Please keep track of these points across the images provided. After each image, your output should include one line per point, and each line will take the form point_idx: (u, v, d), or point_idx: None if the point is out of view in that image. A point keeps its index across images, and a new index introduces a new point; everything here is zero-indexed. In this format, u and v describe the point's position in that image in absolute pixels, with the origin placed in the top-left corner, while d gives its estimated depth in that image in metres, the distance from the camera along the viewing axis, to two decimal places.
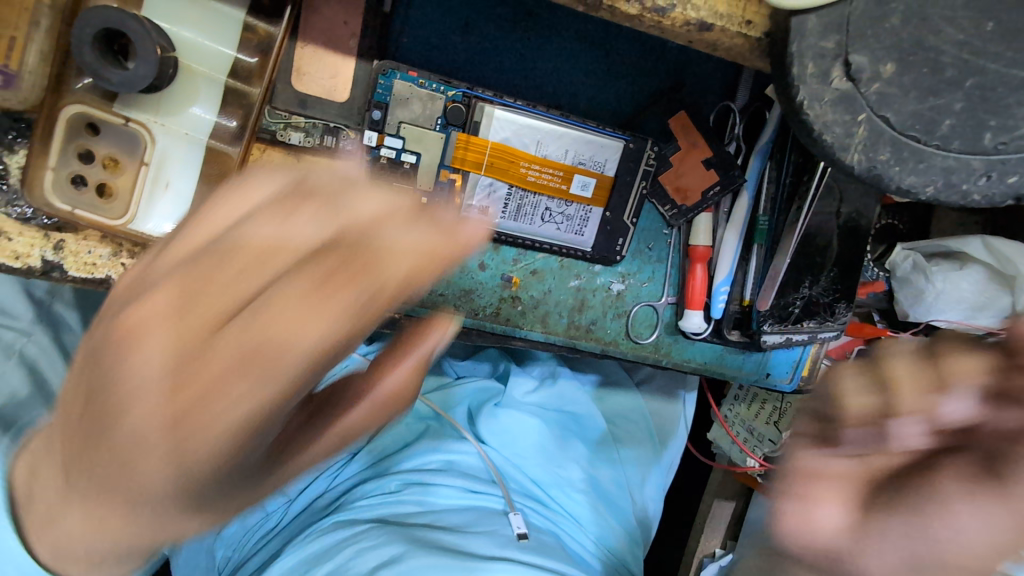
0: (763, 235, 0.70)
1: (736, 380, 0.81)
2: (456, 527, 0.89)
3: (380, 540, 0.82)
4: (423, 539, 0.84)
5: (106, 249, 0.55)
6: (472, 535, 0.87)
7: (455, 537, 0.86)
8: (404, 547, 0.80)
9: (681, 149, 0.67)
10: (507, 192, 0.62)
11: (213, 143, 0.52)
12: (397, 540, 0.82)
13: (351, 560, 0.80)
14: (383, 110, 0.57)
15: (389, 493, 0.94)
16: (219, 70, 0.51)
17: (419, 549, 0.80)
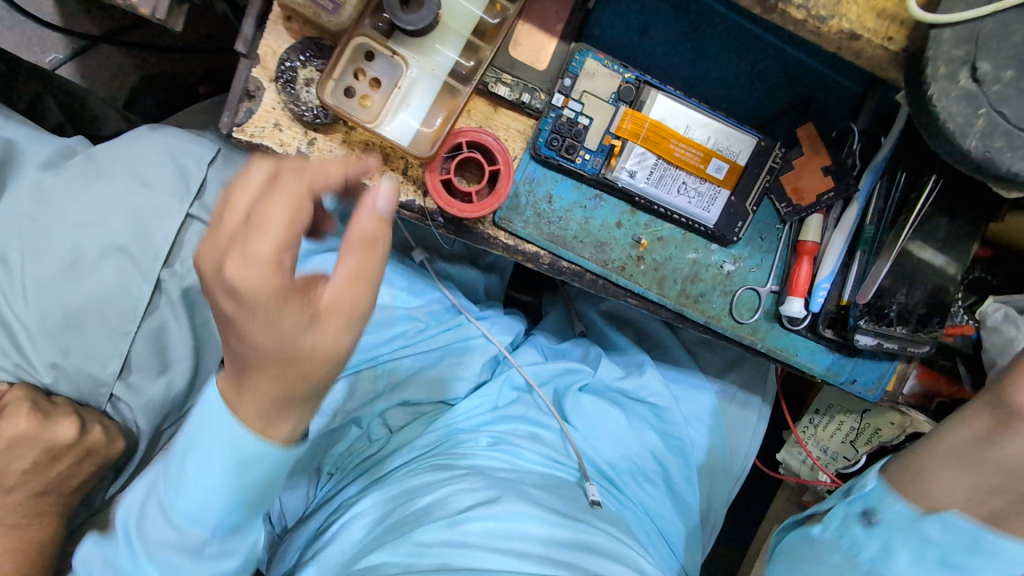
0: (867, 242, 0.78)
1: (823, 380, 0.87)
2: (541, 485, 0.92)
3: (474, 482, 0.86)
4: (514, 486, 0.87)
5: (343, 150, 0.72)
6: (555, 496, 0.90)
7: (542, 493, 0.89)
8: (497, 492, 0.84)
9: (804, 155, 0.78)
10: (653, 162, 0.75)
11: (447, 80, 0.70)
12: (491, 485, 0.86)
13: (446, 494, 0.84)
14: (572, 79, 0.73)
15: (479, 445, 0.98)
16: (464, 28, 0.70)
17: (512, 495, 0.83)
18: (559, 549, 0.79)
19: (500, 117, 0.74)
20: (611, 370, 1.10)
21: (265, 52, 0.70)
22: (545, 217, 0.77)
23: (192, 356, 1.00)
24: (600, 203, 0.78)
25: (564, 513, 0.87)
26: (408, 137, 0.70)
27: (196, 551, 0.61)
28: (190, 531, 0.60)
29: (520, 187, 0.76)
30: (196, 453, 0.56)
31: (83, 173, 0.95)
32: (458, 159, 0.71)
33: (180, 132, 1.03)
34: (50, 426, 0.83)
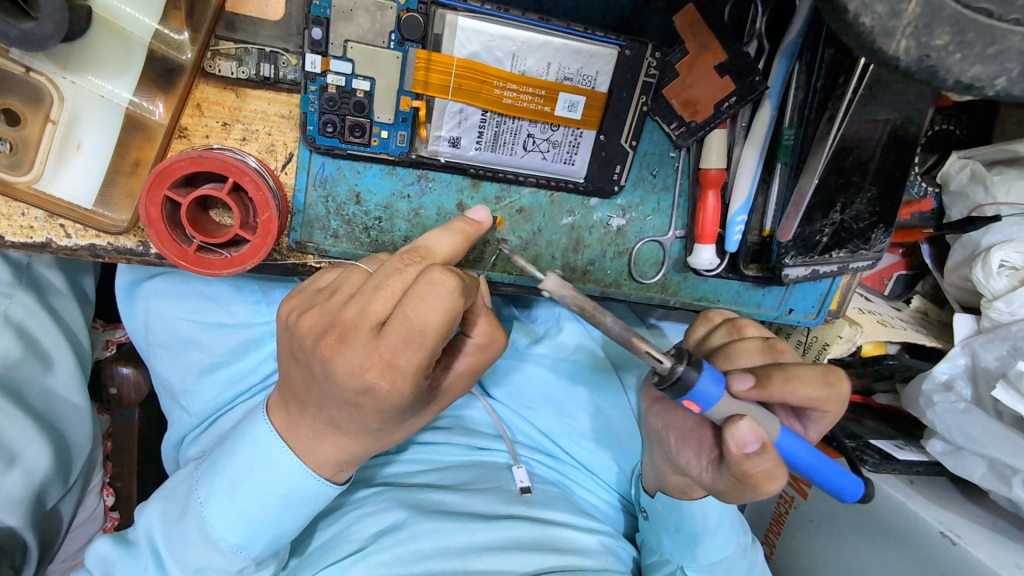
0: (788, 152, 0.60)
1: (756, 318, 0.73)
2: (449, 481, 0.86)
3: (381, 506, 0.79)
4: (423, 501, 0.81)
5: (41, 209, 0.50)
6: (484, 496, 0.84)
7: (457, 497, 0.83)
8: (407, 514, 0.78)
9: (690, 53, 0.56)
10: (480, 119, 0.53)
11: (133, 108, 0.48)
12: (397, 506, 0.79)
13: (353, 525, 0.78)
14: (324, 27, 0.48)
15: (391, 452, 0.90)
16: (142, 33, 0.45)
17: (423, 515, 0.78)
18: (474, 556, 0.75)
19: (248, 105, 0.51)
20: (579, 335, 0.97)
21: None
22: (359, 223, 0.57)
23: (40, 434, 0.82)
24: (428, 184, 0.57)
25: (483, 513, 0.82)
26: (91, 195, 0.49)
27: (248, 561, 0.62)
28: (235, 555, 0.61)
29: (311, 194, 0.55)
30: (262, 478, 0.58)
31: None
32: (189, 211, 0.49)
33: None
34: None
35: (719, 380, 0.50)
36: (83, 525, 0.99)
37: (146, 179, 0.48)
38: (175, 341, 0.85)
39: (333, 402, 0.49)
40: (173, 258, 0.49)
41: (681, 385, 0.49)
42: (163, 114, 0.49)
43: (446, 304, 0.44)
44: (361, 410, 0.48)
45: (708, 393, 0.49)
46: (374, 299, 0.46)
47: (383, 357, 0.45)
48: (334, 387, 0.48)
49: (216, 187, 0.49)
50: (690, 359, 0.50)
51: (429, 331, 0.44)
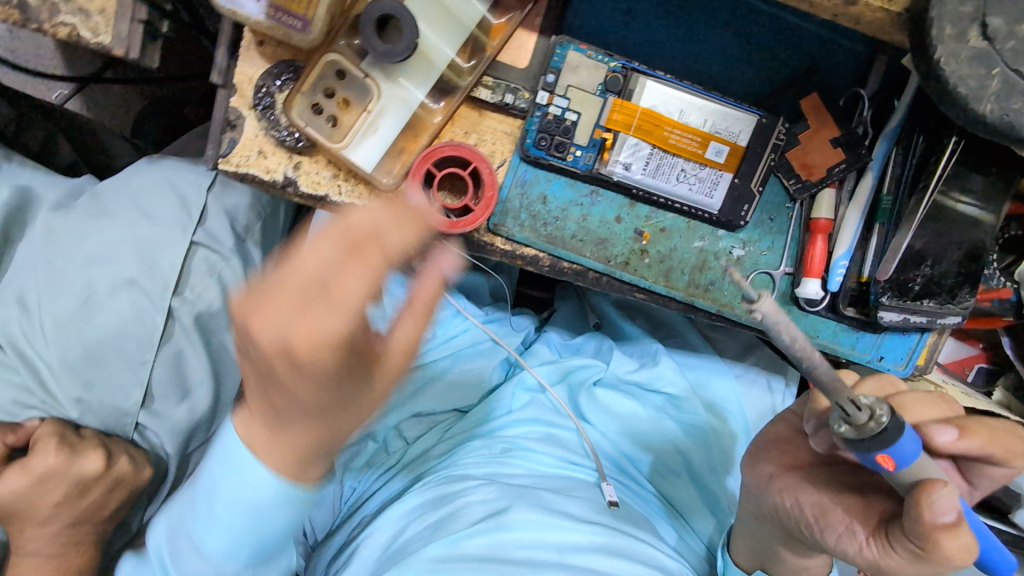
0: (886, 214, 0.75)
1: (848, 360, 0.83)
2: (542, 483, 0.93)
3: (490, 493, 0.87)
4: (528, 494, 0.88)
5: (330, 171, 0.70)
6: (571, 500, 0.90)
7: (555, 497, 0.89)
8: (511, 502, 0.85)
9: (810, 128, 0.74)
10: (649, 152, 0.72)
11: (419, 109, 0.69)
12: (503, 495, 0.87)
13: (463, 507, 0.85)
14: (556, 75, 0.69)
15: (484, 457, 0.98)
16: (441, 61, 0.67)
17: (524, 505, 0.85)
18: (560, 553, 0.81)
19: (486, 121, 0.72)
20: (674, 374, 1.07)
21: (240, 79, 0.68)
22: (542, 219, 0.75)
23: (211, 379, 0.96)
24: (597, 198, 0.75)
25: (577, 517, 0.87)
26: (374, 162, 0.69)
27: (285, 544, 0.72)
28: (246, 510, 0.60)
29: (512, 190, 0.74)
30: (234, 483, 0.59)
31: (91, 213, 0.94)
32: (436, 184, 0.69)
33: (178, 161, 0.99)
34: (79, 460, 0.81)
35: (914, 440, 0.53)
36: None
37: (415, 160, 0.69)
38: None
39: (292, 389, 0.47)
40: None
41: (879, 435, 0.51)
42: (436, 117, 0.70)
43: (382, 219, 0.45)
44: (289, 387, 0.47)
45: (908, 448, 0.52)
46: (346, 217, 0.46)
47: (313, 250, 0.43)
48: (295, 392, 0.47)
49: (459, 169, 0.69)
50: (892, 413, 0.52)
51: (349, 234, 0.44)
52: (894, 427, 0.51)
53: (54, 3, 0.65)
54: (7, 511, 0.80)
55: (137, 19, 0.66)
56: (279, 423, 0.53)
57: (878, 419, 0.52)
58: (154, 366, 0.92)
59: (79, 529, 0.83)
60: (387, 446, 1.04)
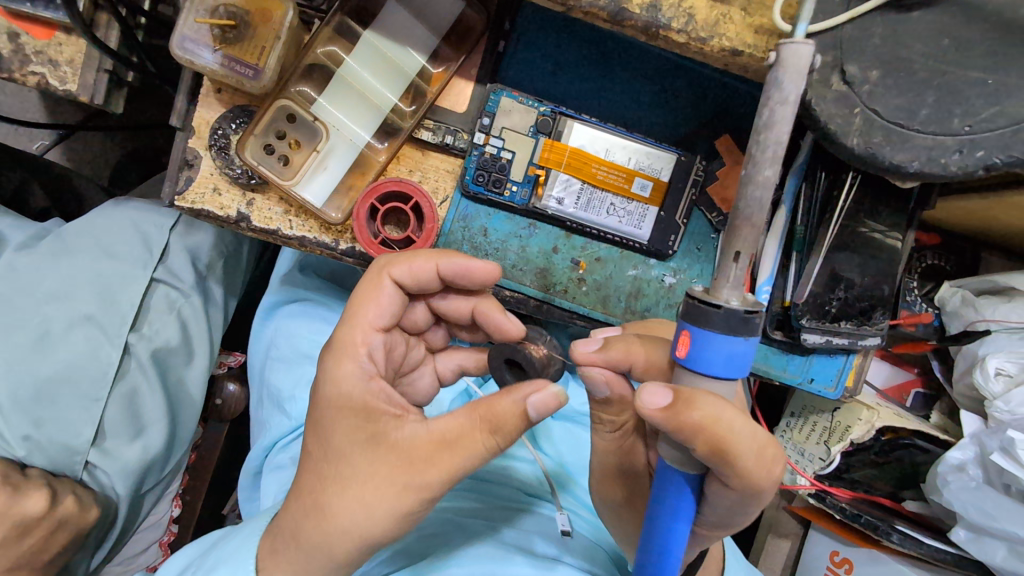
0: (801, 242, 0.81)
1: (782, 382, 0.87)
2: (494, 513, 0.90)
3: (441, 527, 0.85)
4: (480, 529, 0.85)
5: (281, 207, 0.75)
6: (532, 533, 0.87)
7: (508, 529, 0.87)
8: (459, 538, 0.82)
9: (725, 166, 0.80)
10: (579, 187, 0.78)
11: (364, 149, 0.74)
12: (454, 531, 0.84)
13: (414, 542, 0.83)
14: (490, 118, 0.76)
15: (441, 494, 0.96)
16: (384, 106, 0.73)
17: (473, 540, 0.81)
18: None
19: (429, 160, 0.78)
20: None
21: (199, 123, 0.74)
22: (484, 250, 0.80)
23: (166, 416, 0.98)
24: (535, 231, 0.81)
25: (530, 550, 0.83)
26: (323, 197, 0.74)
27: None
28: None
29: (454, 223, 0.79)
30: None
31: (51, 252, 0.96)
32: (380, 217, 0.73)
33: (143, 204, 1.03)
34: (23, 498, 0.81)
35: (732, 360, 0.47)
36: (149, 529, 1.08)
37: (363, 191, 0.73)
38: (294, 354, 1.05)
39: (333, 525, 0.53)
40: (364, 243, 0.72)
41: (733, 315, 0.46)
42: (380, 156, 0.75)
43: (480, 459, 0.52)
44: (341, 521, 0.53)
45: (713, 344, 0.47)
46: (437, 459, 0.52)
47: (453, 460, 0.52)
48: (354, 534, 0.53)
49: (402, 203, 0.74)
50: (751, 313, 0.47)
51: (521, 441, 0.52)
52: (726, 316, 0.46)
53: (24, 54, 0.70)
54: None
55: (102, 69, 0.72)
56: (381, 481, 0.53)
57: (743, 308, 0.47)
58: (108, 403, 0.93)
59: None
60: None
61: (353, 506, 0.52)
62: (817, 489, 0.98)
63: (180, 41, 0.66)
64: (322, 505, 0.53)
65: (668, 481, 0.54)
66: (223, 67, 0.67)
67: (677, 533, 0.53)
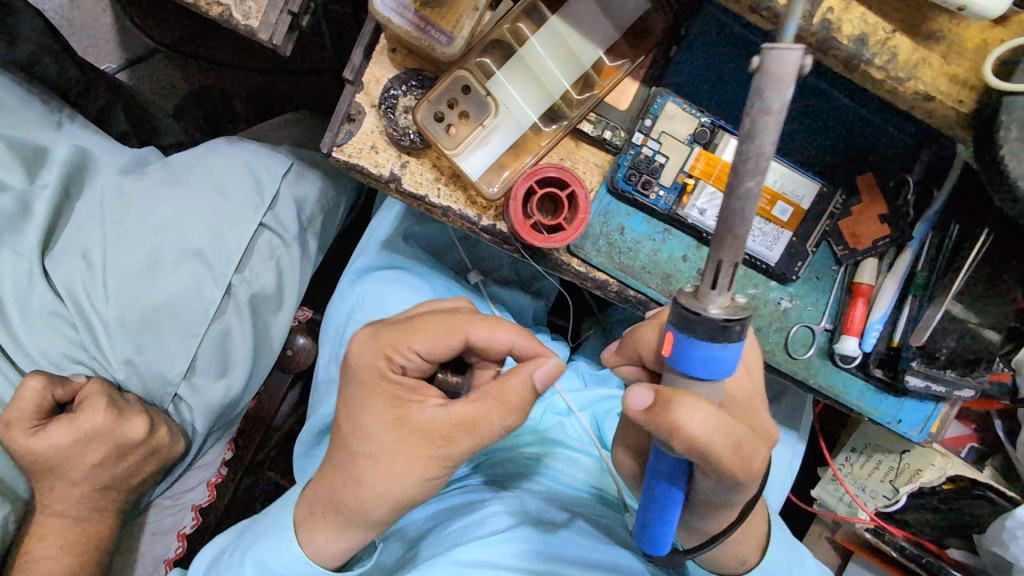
0: (918, 287, 0.84)
1: (870, 418, 0.90)
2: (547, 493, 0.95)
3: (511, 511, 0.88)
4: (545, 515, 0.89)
5: (432, 174, 0.76)
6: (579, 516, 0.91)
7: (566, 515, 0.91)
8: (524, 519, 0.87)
9: (863, 202, 0.82)
10: (722, 201, 0.79)
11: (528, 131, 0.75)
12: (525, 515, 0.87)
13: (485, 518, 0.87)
14: (652, 120, 0.77)
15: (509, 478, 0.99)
16: (557, 91, 0.74)
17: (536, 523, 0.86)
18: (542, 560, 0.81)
19: (581, 151, 0.78)
20: None
21: (369, 79, 0.74)
22: (618, 247, 0.81)
23: (251, 361, 0.96)
24: (669, 236, 0.82)
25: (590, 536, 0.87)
26: (480, 171, 0.75)
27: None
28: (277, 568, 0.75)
29: (595, 217, 0.80)
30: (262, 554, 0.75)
31: (165, 180, 0.96)
32: (533, 201, 0.74)
33: (255, 145, 1.02)
34: (125, 422, 0.80)
35: (707, 360, 0.53)
36: (203, 467, 1.05)
37: (523, 172, 0.74)
38: (383, 317, 1.04)
39: (355, 495, 0.69)
40: (517, 224, 0.73)
41: (713, 324, 0.51)
42: (542, 140, 0.76)
43: (511, 390, 0.65)
44: (356, 470, 0.69)
45: (695, 348, 0.53)
46: (469, 406, 0.66)
47: (476, 401, 0.66)
48: (386, 491, 0.68)
49: (557, 190, 0.75)
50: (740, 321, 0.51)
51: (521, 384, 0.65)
52: (707, 324, 0.51)
53: None
54: (41, 466, 0.78)
55: (286, 10, 0.71)
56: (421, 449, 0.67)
57: (731, 319, 0.51)
58: (203, 339, 0.92)
59: (105, 494, 0.82)
60: None
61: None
62: (876, 524, 1.03)
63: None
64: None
65: (662, 467, 0.65)
66: (416, 30, 0.69)
67: (669, 510, 0.65)
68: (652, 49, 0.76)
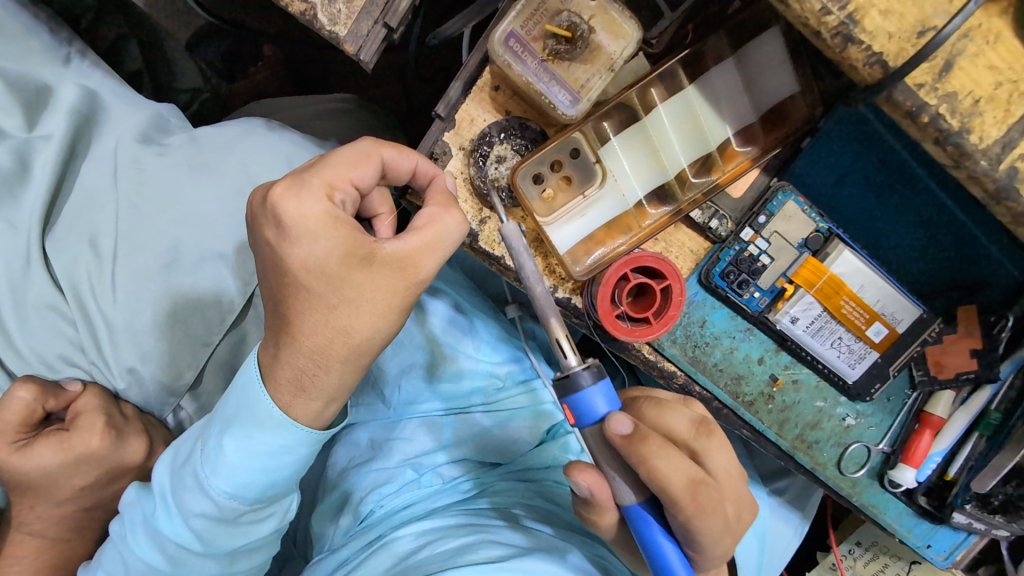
0: (987, 427, 0.79)
1: (901, 540, 0.85)
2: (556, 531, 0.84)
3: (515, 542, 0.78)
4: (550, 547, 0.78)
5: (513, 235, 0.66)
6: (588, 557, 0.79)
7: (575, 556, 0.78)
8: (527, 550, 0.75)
9: (956, 333, 0.76)
10: (817, 313, 0.73)
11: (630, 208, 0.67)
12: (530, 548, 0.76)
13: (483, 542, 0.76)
14: (767, 216, 0.69)
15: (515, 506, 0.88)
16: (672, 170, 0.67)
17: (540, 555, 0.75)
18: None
19: (676, 234, 0.71)
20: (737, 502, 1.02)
21: (462, 117, 0.66)
22: (694, 339, 0.74)
23: None
24: (749, 336, 0.75)
25: None
26: (569, 245, 0.67)
27: (232, 519, 0.63)
28: (227, 503, 0.61)
29: None
30: (242, 427, 0.59)
31: (191, 162, 0.83)
32: (624, 288, 0.66)
33: (300, 137, 0.90)
34: (122, 447, 0.72)
35: (607, 402, 0.57)
36: None
37: (617, 257, 0.66)
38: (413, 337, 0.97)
39: (303, 326, 0.56)
40: (601, 312, 0.65)
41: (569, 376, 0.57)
42: (645, 220, 0.69)
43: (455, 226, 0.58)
44: (340, 322, 0.56)
45: (589, 401, 0.56)
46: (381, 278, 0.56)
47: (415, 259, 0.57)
48: (338, 328, 0.56)
49: (651, 280, 0.66)
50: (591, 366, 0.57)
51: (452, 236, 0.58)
52: (566, 379, 0.57)
53: None
54: (23, 482, 0.70)
55: (382, 23, 0.61)
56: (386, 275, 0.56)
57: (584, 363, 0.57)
58: (215, 348, 0.82)
59: (89, 514, 0.75)
60: (423, 481, 0.94)
61: (301, 208, 0.53)
62: None
63: (503, 38, 0.60)
64: (277, 212, 0.53)
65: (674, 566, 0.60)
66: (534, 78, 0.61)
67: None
68: (784, 137, 0.68)
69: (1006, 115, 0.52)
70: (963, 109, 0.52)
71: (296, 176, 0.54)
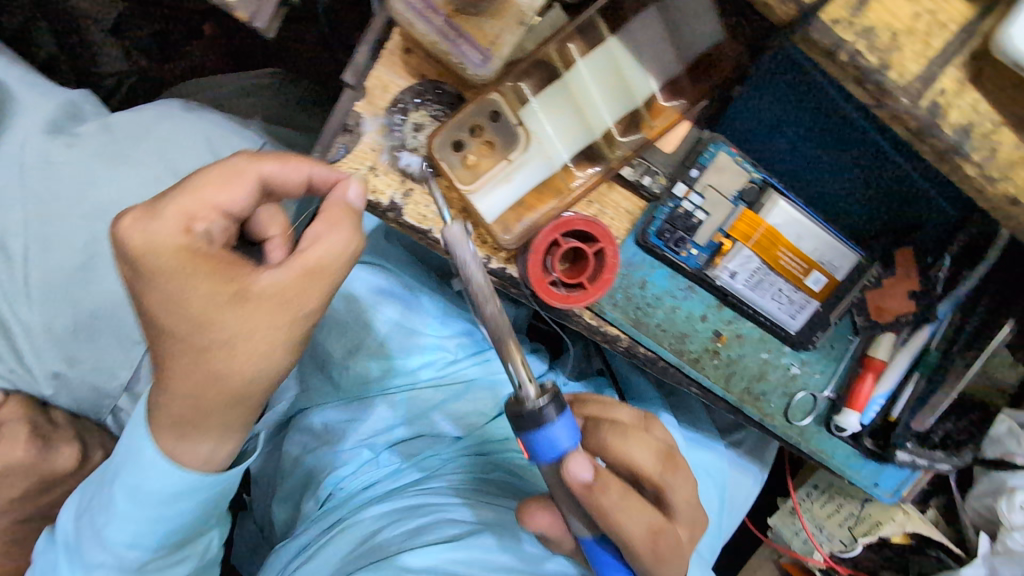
0: (927, 366, 0.79)
1: (850, 482, 0.84)
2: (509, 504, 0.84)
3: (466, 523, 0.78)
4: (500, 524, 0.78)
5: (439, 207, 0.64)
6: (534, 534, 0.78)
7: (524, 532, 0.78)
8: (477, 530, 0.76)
9: (896, 277, 0.77)
10: (756, 265, 0.72)
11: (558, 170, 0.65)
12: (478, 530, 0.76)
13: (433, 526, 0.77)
14: (700, 170, 0.69)
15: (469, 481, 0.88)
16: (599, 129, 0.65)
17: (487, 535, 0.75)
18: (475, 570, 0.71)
19: (611, 195, 0.69)
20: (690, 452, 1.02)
21: (375, 85, 0.63)
22: (636, 302, 0.73)
23: None
24: (691, 294, 0.74)
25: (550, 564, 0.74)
26: (497, 212, 0.64)
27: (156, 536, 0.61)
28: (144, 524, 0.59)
29: None
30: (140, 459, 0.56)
31: (101, 150, 0.78)
32: (556, 253, 0.64)
33: (220, 117, 0.85)
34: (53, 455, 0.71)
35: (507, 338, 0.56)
36: None
37: (549, 221, 0.64)
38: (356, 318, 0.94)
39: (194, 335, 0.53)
40: (533, 279, 0.64)
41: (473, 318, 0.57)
42: (575, 181, 0.67)
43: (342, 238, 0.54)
44: (215, 367, 0.53)
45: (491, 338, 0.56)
46: (270, 287, 0.52)
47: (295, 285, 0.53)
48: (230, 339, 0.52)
49: (582, 243, 0.64)
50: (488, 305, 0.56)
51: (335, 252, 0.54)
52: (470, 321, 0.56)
53: None
54: None
55: None
56: (265, 305, 0.52)
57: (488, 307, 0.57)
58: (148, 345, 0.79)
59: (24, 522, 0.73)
60: (380, 462, 0.94)
61: (151, 234, 0.51)
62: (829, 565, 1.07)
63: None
64: (126, 246, 0.51)
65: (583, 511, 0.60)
66: (440, 37, 0.59)
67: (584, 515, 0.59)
68: (711, 86, 0.66)
69: (924, 48, 0.51)
70: (881, 45, 0.50)
71: (147, 205, 0.52)
